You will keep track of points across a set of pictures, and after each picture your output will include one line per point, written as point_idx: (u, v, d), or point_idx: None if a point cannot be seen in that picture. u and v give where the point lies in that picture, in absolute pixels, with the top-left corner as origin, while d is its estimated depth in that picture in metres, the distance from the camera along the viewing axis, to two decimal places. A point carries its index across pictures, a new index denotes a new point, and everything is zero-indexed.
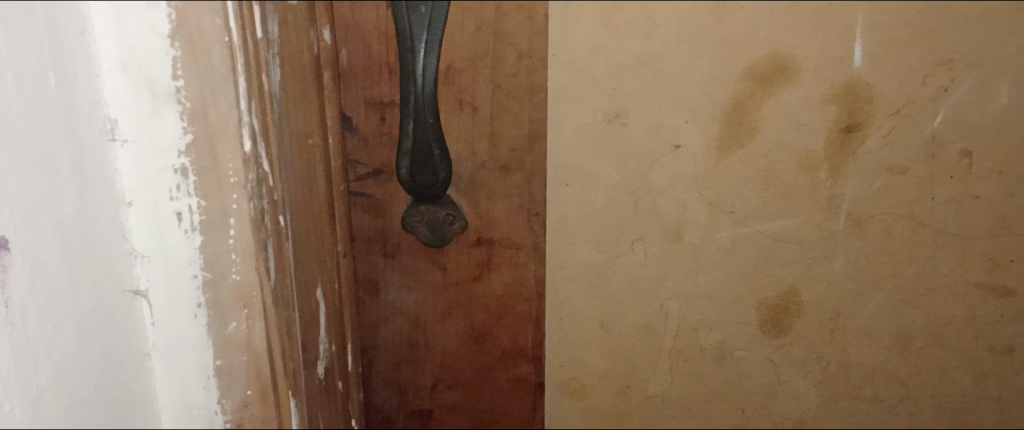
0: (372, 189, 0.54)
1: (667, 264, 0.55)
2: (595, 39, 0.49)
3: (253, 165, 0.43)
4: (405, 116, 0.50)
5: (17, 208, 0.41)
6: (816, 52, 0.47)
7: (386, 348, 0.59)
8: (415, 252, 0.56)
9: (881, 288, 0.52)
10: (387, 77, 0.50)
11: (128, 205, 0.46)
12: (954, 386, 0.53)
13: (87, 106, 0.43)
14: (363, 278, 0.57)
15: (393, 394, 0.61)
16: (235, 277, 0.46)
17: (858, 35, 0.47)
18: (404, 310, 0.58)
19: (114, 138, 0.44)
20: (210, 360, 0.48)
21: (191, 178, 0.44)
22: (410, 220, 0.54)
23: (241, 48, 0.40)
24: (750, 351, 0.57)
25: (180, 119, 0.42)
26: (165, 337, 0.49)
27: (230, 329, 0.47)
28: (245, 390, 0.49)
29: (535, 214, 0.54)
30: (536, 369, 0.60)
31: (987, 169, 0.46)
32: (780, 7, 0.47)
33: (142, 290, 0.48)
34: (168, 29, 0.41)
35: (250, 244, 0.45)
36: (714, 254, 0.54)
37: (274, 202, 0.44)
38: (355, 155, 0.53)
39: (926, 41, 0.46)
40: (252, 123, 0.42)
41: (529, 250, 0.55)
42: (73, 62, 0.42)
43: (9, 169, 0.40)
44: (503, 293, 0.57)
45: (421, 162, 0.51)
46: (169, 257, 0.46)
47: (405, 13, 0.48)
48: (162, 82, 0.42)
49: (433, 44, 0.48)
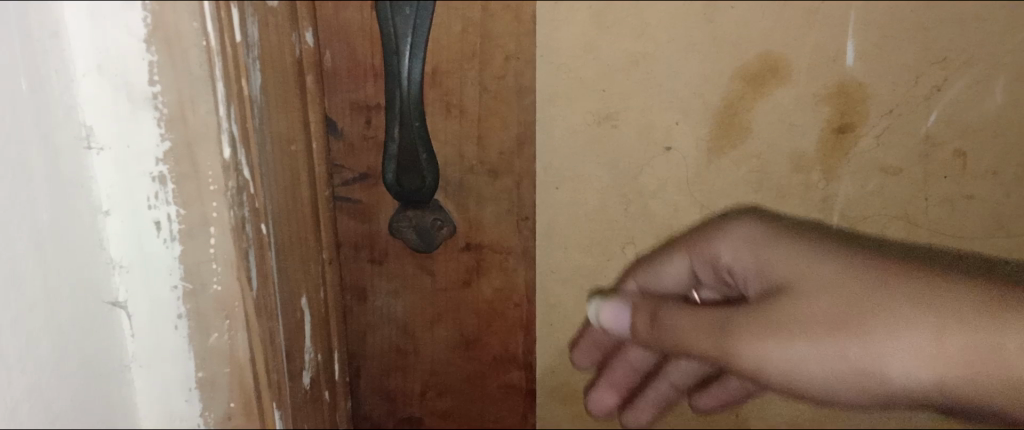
0: (358, 194, 0.52)
1: (648, 206, 0.53)
2: (583, 39, 0.48)
3: (232, 172, 0.42)
4: (391, 119, 0.48)
5: (10, 219, 0.38)
6: (809, 51, 0.47)
7: (375, 355, 0.58)
8: (403, 258, 0.54)
9: None
10: (372, 80, 0.48)
11: (106, 215, 0.45)
12: None
13: (64, 110, 0.41)
14: (350, 285, 0.55)
15: (383, 402, 0.60)
16: (217, 287, 0.46)
17: (851, 32, 0.46)
18: (393, 317, 0.56)
19: (90, 146, 0.43)
20: (192, 372, 0.48)
21: (169, 186, 0.43)
22: (398, 225, 0.52)
23: (219, 52, 0.39)
24: None
25: (158, 125, 0.41)
26: (146, 346, 0.48)
27: (212, 340, 0.47)
28: (228, 402, 0.49)
29: (524, 218, 0.53)
30: (526, 375, 0.59)
31: (983, 170, 0.48)
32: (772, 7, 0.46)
33: (121, 301, 0.47)
34: (143, 32, 0.39)
35: (232, 252, 0.44)
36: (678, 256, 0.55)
37: (256, 210, 0.44)
38: (341, 159, 0.51)
39: (920, 39, 0.46)
40: (231, 129, 0.41)
41: (519, 254, 0.54)
42: (46, 65, 0.39)
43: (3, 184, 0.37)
44: (493, 298, 0.55)
45: (408, 168, 0.49)
46: (149, 266, 0.46)
47: (390, 15, 0.46)
48: (138, 86, 0.41)
49: (418, 46, 0.46)
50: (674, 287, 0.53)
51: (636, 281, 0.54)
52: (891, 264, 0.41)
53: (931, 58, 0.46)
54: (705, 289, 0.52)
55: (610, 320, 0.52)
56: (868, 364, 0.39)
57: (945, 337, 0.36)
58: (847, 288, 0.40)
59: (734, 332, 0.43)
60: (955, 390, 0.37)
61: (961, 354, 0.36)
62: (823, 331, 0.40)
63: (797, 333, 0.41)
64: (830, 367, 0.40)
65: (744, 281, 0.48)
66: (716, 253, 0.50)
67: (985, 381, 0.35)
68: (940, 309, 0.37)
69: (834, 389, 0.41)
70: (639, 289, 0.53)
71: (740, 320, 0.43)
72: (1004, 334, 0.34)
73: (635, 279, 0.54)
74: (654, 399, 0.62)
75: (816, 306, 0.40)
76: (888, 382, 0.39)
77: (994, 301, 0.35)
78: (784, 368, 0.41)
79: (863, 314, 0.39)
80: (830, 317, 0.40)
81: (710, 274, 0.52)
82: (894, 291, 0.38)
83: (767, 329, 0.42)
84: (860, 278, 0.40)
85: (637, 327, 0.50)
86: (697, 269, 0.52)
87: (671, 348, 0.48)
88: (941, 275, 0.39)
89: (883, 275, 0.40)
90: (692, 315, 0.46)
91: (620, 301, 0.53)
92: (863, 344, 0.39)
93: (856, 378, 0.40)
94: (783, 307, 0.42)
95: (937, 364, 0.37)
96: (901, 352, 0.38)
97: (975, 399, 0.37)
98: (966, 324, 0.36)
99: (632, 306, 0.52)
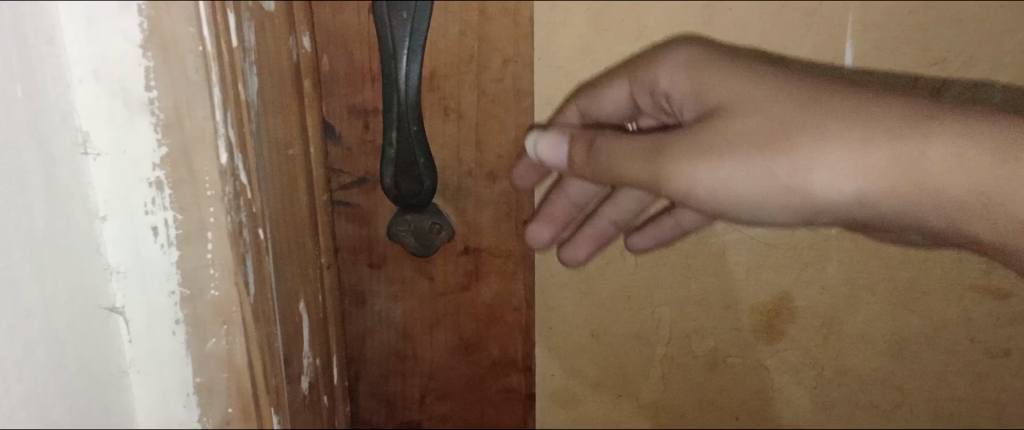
0: (356, 198, 0.51)
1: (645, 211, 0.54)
2: (582, 45, 0.50)
3: (229, 177, 0.42)
4: (388, 124, 0.47)
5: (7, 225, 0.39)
6: (807, 52, 0.49)
7: (374, 360, 0.57)
8: (402, 263, 0.53)
9: (874, 293, 0.54)
10: (370, 84, 0.47)
11: (103, 219, 0.44)
12: (932, 387, 0.57)
13: (58, 117, 0.41)
14: (349, 289, 0.54)
15: (381, 407, 0.60)
16: (214, 292, 0.46)
17: (849, 36, 0.48)
18: (392, 322, 0.56)
19: (86, 152, 0.42)
20: (189, 377, 0.49)
21: (168, 191, 0.43)
22: (395, 229, 0.51)
23: (216, 57, 0.39)
24: (744, 357, 0.60)
25: (154, 130, 0.41)
26: (144, 352, 0.48)
27: (208, 346, 0.47)
28: (226, 407, 0.49)
29: (523, 221, 0.53)
30: (525, 378, 0.59)
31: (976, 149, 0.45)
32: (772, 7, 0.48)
33: (119, 307, 0.47)
34: (139, 37, 0.39)
35: (229, 259, 0.44)
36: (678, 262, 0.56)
37: (252, 214, 0.44)
38: (339, 164, 0.50)
39: (916, 39, 0.48)
40: (228, 134, 0.41)
41: (518, 258, 0.54)
42: (44, 72, 0.39)
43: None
44: (492, 302, 0.55)
45: (405, 173, 0.49)
46: (146, 272, 0.46)
47: (386, 19, 0.45)
48: (134, 91, 0.41)
49: (416, 50, 0.46)
50: (612, 121, 0.54)
51: (578, 106, 0.52)
52: (822, 87, 0.43)
53: (926, 56, 0.48)
54: (643, 120, 0.55)
55: (551, 151, 0.50)
56: (797, 181, 0.42)
57: (874, 151, 0.40)
58: (779, 110, 0.43)
59: (671, 158, 0.46)
60: (874, 200, 0.41)
61: (883, 167, 0.40)
62: (753, 149, 0.43)
63: (726, 154, 0.44)
64: (760, 185, 0.44)
65: (681, 111, 0.50)
66: (656, 81, 0.50)
67: (910, 194, 0.40)
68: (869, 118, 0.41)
69: (759, 206, 0.45)
70: (580, 114, 0.52)
71: (674, 144, 0.46)
72: (928, 140, 0.39)
73: (575, 102, 0.52)
74: (591, 234, 0.58)
75: (750, 122, 0.44)
76: (813, 197, 0.43)
77: (934, 122, 0.39)
78: (713, 186, 0.45)
79: (793, 130, 0.42)
80: (762, 134, 0.43)
81: (649, 101, 0.52)
82: (823, 109, 0.42)
83: (703, 150, 0.45)
84: (790, 98, 0.43)
85: (572, 159, 0.51)
86: (637, 95, 0.52)
87: (606, 176, 0.50)
88: (863, 95, 0.42)
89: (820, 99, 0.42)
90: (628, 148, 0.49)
91: (556, 130, 0.51)
92: (790, 161, 0.42)
93: (783, 194, 0.43)
94: (717, 130, 0.45)
95: (868, 174, 0.40)
96: (832, 166, 0.41)
97: (883, 207, 0.41)
98: (892, 136, 0.40)
99: (569, 138, 0.51)
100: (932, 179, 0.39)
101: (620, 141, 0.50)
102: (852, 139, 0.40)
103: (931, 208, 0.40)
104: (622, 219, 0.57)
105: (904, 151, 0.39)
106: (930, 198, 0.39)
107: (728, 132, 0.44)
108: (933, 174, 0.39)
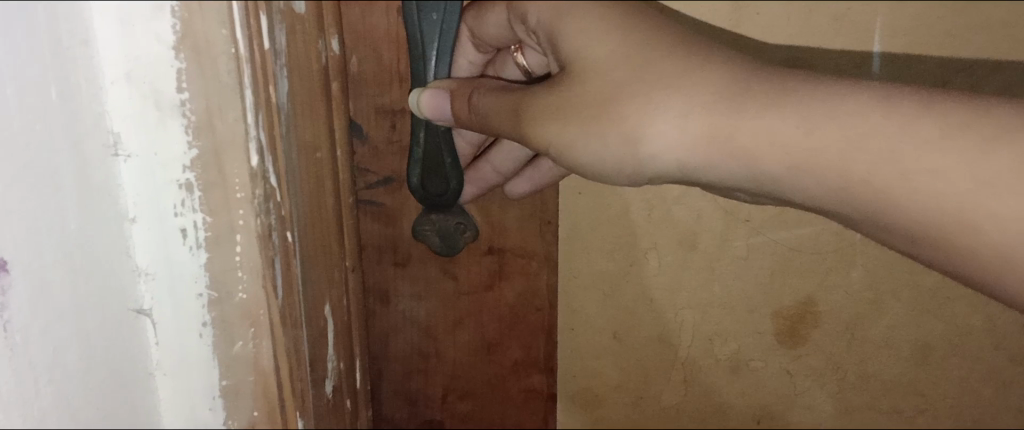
0: (382, 198, 0.50)
1: (671, 211, 0.53)
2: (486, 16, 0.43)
3: (259, 179, 0.43)
4: (417, 124, 0.47)
5: (17, 224, 0.37)
6: (848, 36, 0.46)
7: (397, 357, 0.57)
8: (427, 262, 0.53)
9: (900, 298, 0.53)
10: (399, 85, 0.46)
11: (132, 221, 0.45)
12: (962, 392, 0.56)
13: (92, 119, 0.41)
14: (373, 287, 0.54)
15: (404, 405, 0.60)
16: (242, 295, 0.47)
17: (877, 37, 0.46)
18: (416, 321, 0.55)
19: (117, 153, 0.42)
20: (216, 380, 0.50)
21: (197, 194, 0.44)
22: (421, 229, 0.51)
23: (247, 59, 0.39)
24: (767, 361, 0.59)
25: (185, 132, 0.42)
26: (174, 353, 0.49)
27: (236, 348, 0.49)
28: (253, 411, 0.51)
29: (547, 222, 0.52)
30: (548, 380, 0.59)
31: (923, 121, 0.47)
32: (801, 48, 0.46)
33: (146, 309, 0.47)
34: (172, 39, 0.39)
35: (257, 260, 0.46)
36: (707, 263, 0.55)
37: (282, 217, 0.44)
38: (365, 163, 0.49)
39: (946, 47, 0.45)
40: (258, 137, 0.42)
41: (541, 259, 0.53)
42: (75, 74, 0.39)
43: (27, 195, 0.38)
44: (516, 303, 0.55)
45: (433, 170, 0.48)
46: (175, 273, 0.46)
47: (416, 21, 0.43)
48: (165, 94, 0.41)
49: (445, 52, 0.44)
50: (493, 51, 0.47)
51: (466, 25, 0.44)
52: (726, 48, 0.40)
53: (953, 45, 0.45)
54: (530, 53, 0.47)
55: (430, 103, 0.44)
56: (631, 147, 0.40)
57: (692, 111, 0.38)
58: (612, 72, 0.40)
59: (533, 116, 0.42)
60: (696, 170, 0.40)
61: (700, 135, 0.38)
62: (585, 114, 0.40)
63: (570, 116, 0.41)
64: (595, 149, 0.41)
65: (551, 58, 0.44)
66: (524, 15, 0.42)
67: (773, 152, 0.37)
68: (799, 79, 0.37)
69: (599, 171, 0.42)
70: (469, 33, 0.45)
71: (537, 94, 0.42)
72: (818, 91, 0.36)
73: (464, 22, 0.44)
74: (473, 180, 0.50)
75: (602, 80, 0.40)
76: (642, 164, 0.40)
77: None
78: (557, 147, 0.42)
79: (617, 94, 0.39)
80: (595, 99, 0.40)
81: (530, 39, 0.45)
82: (668, 64, 0.39)
83: (550, 109, 0.41)
84: (696, 39, 0.40)
85: (455, 113, 0.44)
86: (516, 29, 0.44)
87: (518, 138, 0.43)
88: None
89: (708, 49, 0.39)
90: (500, 95, 0.43)
91: (439, 84, 0.44)
92: (622, 118, 0.39)
93: (619, 156, 0.40)
94: (586, 81, 0.40)
95: (687, 142, 0.39)
96: (656, 132, 0.39)
97: (704, 177, 0.40)
98: (808, 82, 0.36)
99: (453, 90, 0.44)
100: (750, 152, 0.37)
101: (500, 93, 0.43)
102: (688, 90, 0.38)
103: (751, 176, 0.38)
104: (507, 168, 0.50)
105: (829, 99, 0.36)
106: (745, 167, 0.38)
107: (562, 92, 0.41)
108: (748, 144, 0.37)
